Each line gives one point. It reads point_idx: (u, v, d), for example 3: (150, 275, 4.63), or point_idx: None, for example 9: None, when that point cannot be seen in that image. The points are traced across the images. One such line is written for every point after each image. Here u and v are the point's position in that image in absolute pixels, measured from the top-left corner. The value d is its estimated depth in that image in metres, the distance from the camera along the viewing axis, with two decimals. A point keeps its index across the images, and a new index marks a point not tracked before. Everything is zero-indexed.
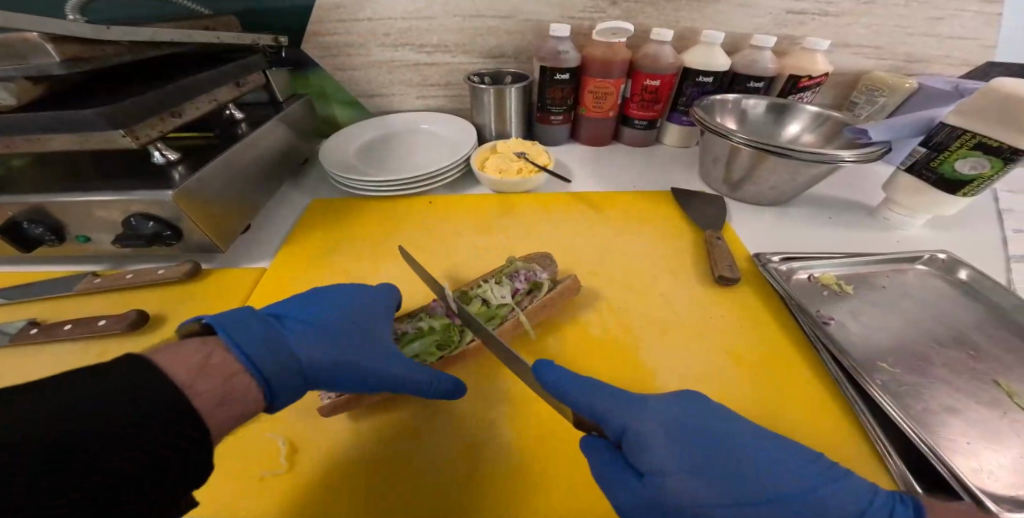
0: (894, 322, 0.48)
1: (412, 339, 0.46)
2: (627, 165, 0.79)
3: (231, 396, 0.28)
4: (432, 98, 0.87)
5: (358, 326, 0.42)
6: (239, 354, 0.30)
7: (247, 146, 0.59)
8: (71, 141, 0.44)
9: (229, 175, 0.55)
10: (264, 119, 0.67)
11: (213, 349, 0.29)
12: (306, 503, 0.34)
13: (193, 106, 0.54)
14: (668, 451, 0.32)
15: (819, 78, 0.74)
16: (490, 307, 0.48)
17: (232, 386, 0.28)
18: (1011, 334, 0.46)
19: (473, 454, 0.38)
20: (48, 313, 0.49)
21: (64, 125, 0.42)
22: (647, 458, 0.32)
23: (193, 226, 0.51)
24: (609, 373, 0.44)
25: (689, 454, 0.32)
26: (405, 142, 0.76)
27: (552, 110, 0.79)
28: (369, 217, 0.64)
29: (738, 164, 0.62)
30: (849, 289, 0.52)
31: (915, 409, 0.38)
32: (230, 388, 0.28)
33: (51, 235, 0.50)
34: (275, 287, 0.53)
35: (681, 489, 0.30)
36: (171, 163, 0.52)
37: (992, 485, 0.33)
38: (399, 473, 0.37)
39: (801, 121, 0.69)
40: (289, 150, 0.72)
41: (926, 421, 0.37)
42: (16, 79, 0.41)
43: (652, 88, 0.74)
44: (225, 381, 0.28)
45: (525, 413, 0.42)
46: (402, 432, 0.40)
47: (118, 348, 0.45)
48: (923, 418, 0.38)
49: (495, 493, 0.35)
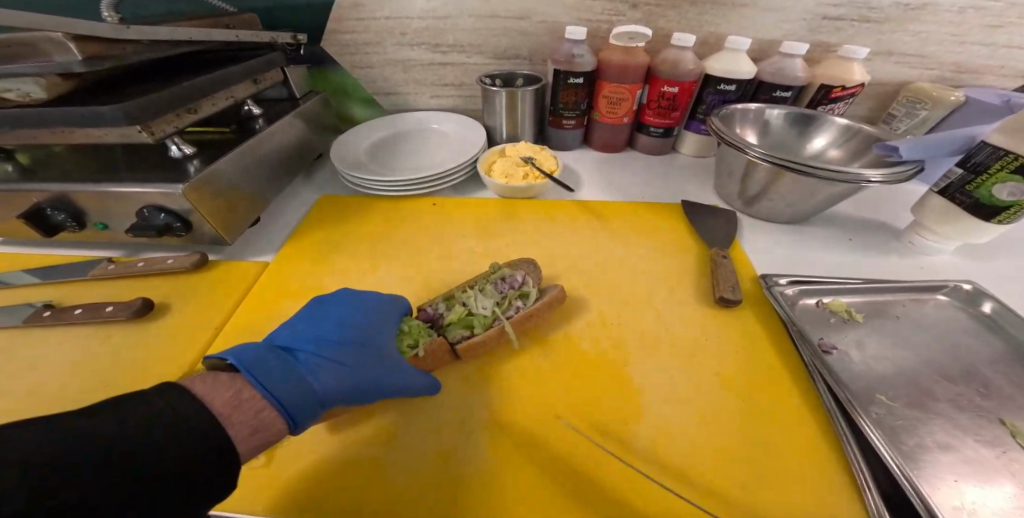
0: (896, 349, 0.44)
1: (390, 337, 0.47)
2: (638, 174, 0.76)
3: (261, 427, 0.30)
4: (446, 97, 0.87)
5: (374, 331, 0.43)
6: (263, 389, 0.32)
7: (259, 144, 0.61)
8: (93, 135, 0.47)
9: (241, 170, 0.57)
10: (281, 114, 0.68)
11: (242, 385, 0.32)
12: (278, 503, 0.34)
13: (210, 103, 0.56)
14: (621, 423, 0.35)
15: (853, 88, 0.69)
16: (472, 315, 0.46)
17: (261, 418, 0.30)
18: None
19: (447, 460, 0.38)
20: (64, 295, 0.52)
21: (85, 120, 0.44)
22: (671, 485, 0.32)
23: (203, 219, 0.53)
24: (594, 389, 0.42)
25: None
26: (415, 142, 0.76)
27: (564, 114, 0.77)
28: (371, 215, 0.65)
29: (755, 179, 0.59)
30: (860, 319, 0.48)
31: (907, 445, 0.35)
32: (261, 420, 0.30)
33: (72, 221, 0.54)
34: (274, 281, 0.54)
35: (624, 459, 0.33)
36: (186, 156, 0.54)
37: None
38: (372, 477, 0.36)
39: (827, 134, 0.65)
40: (304, 146, 0.74)
41: (915, 459, 0.34)
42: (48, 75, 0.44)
43: (669, 94, 0.71)
44: (256, 414, 0.30)
45: (504, 423, 0.40)
46: (380, 435, 0.40)
47: (121, 333, 0.48)
48: (914, 455, 0.34)
49: (466, 504, 0.34)
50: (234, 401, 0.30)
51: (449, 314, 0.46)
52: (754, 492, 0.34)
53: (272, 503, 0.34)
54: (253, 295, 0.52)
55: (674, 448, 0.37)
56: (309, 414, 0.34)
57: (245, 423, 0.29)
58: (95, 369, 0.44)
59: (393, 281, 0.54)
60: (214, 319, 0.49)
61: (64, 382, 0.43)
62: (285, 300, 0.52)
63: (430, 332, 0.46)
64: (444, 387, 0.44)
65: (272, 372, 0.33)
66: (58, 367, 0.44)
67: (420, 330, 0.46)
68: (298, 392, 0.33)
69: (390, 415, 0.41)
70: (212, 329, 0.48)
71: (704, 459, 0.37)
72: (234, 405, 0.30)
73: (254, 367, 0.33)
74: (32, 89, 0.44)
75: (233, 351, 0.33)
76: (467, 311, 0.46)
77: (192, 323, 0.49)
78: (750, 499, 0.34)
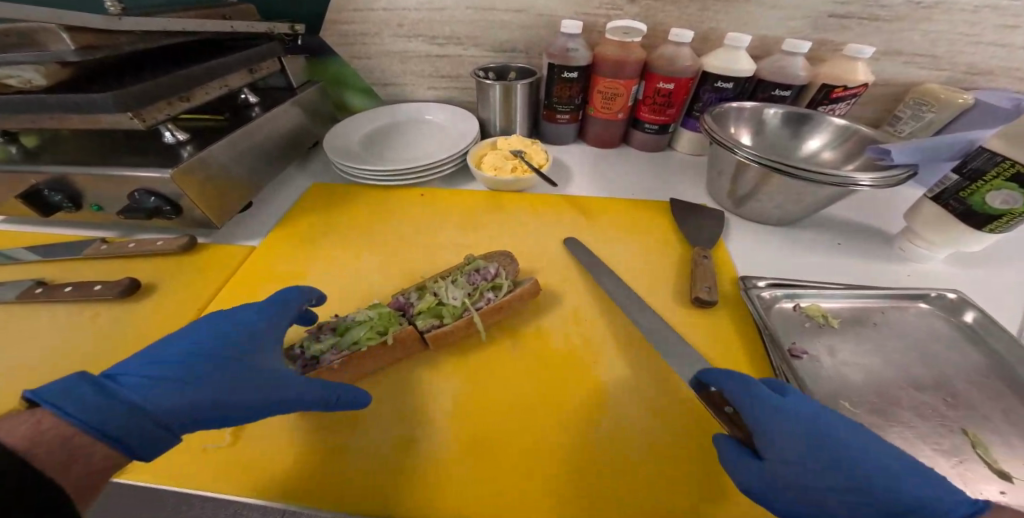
0: (869, 357, 0.43)
1: (349, 327, 0.44)
2: (630, 170, 0.75)
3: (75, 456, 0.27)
4: (442, 89, 0.87)
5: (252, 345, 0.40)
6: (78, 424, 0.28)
7: (252, 132, 0.62)
8: (87, 121, 0.48)
9: (232, 157, 0.58)
10: (276, 103, 0.69)
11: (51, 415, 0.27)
12: (240, 485, 0.35)
13: (204, 91, 0.57)
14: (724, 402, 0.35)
15: (856, 89, 0.67)
16: (442, 305, 0.47)
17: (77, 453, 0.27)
18: (1001, 386, 0.41)
19: (407, 448, 0.38)
20: (57, 273, 0.54)
21: (79, 107, 0.45)
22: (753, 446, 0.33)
23: (192, 204, 0.54)
24: (560, 385, 0.42)
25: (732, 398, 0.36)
26: (408, 132, 0.77)
27: (558, 108, 0.77)
28: (359, 204, 0.66)
29: (744, 180, 0.58)
30: (836, 324, 0.47)
31: None
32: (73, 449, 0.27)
33: (68, 202, 0.56)
34: (258, 265, 0.55)
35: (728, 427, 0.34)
36: (180, 142, 0.56)
37: None
38: (333, 462, 0.37)
39: (824, 135, 0.63)
40: (299, 134, 0.75)
41: None
42: (47, 64, 0.45)
43: (665, 91, 0.70)
44: (67, 448, 0.27)
45: (468, 413, 0.40)
46: (347, 420, 0.40)
47: (107, 312, 0.49)
48: None
49: (420, 493, 0.35)
50: (33, 435, 0.26)
51: (419, 303, 0.47)
52: (706, 491, 0.35)
53: (234, 481, 0.35)
54: (237, 278, 0.53)
55: (632, 445, 0.38)
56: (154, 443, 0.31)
57: (54, 458, 0.26)
58: (80, 346, 0.45)
59: (372, 270, 0.54)
60: (197, 300, 0.50)
61: (49, 357, 0.45)
62: (266, 284, 0.53)
63: (399, 320, 0.46)
64: (415, 376, 0.44)
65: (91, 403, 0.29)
66: (47, 342, 0.46)
67: (388, 317, 0.45)
68: (122, 418, 0.29)
69: (357, 402, 0.42)
70: (194, 311, 0.49)
71: (661, 457, 0.37)
72: (34, 439, 0.25)
73: (56, 397, 0.28)
74: (32, 76, 0.46)
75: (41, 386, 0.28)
76: (437, 301, 0.47)
77: (176, 304, 0.50)
78: (702, 499, 0.34)
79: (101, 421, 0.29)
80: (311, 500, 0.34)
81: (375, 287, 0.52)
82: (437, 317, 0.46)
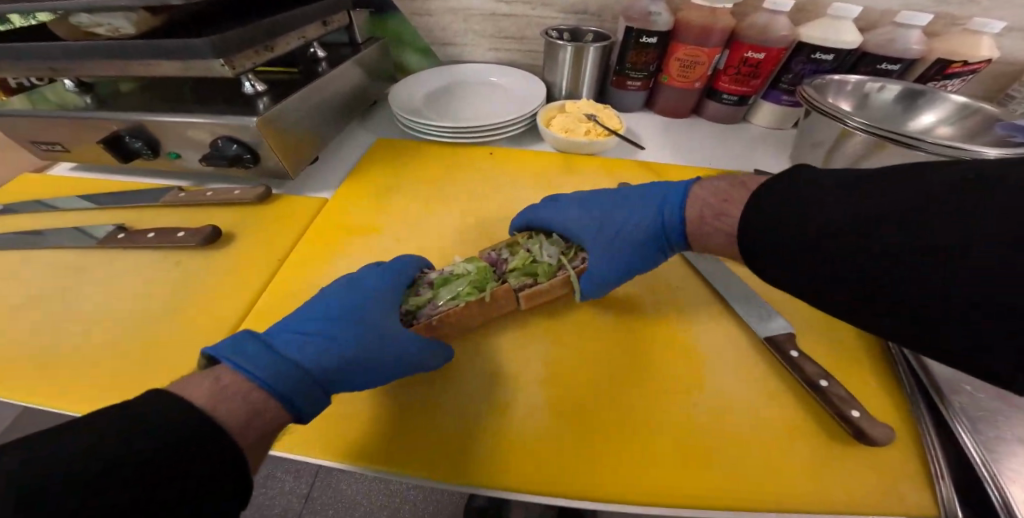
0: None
1: (447, 280, 0.42)
2: (703, 140, 0.71)
3: (258, 410, 0.27)
4: (504, 51, 0.83)
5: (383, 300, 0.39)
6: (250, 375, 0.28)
7: (322, 86, 0.60)
8: (176, 68, 0.48)
9: (306, 109, 0.57)
10: (343, 59, 0.68)
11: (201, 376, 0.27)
12: (343, 437, 0.35)
13: (284, 41, 0.56)
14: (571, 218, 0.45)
15: (975, 66, 0.61)
16: (536, 262, 0.44)
17: (252, 400, 0.27)
18: None
19: (504, 411, 0.37)
20: (138, 220, 0.55)
21: (173, 53, 0.45)
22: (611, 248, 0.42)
23: (271, 152, 0.53)
24: (655, 356, 0.40)
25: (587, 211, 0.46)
26: (473, 94, 0.74)
27: (630, 74, 0.72)
28: (426, 161, 0.64)
29: (844, 152, 0.54)
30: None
31: (985, 435, 0.32)
32: (252, 404, 0.27)
33: (147, 148, 0.56)
34: (334, 217, 0.55)
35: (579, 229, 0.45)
36: (258, 94, 0.54)
37: None
38: (430, 418, 0.37)
39: (938, 112, 0.58)
40: (361, 92, 0.73)
41: (994, 450, 0.31)
42: (139, 10, 0.45)
43: (752, 61, 0.65)
44: (246, 397, 0.26)
45: (561, 378, 0.39)
46: (437, 380, 0.40)
47: (192, 259, 0.50)
48: (992, 446, 0.31)
49: (524, 455, 0.34)
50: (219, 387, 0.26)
51: (512, 260, 0.44)
52: (828, 471, 0.32)
53: (341, 440, 0.35)
54: (315, 228, 0.53)
55: (740, 421, 0.35)
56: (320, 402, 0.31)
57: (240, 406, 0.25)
58: (171, 290, 0.46)
59: (447, 227, 0.53)
60: (279, 251, 0.50)
61: (144, 299, 0.46)
62: (343, 235, 0.53)
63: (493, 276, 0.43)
64: (501, 338, 0.43)
65: (259, 358, 0.29)
66: (139, 284, 0.47)
67: (485, 273, 0.42)
68: (289, 375, 0.30)
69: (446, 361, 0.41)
70: (277, 261, 0.50)
71: (777, 433, 0.35)
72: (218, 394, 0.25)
73: (233, 351, 0.29)
74: (125, 24, 0.46)
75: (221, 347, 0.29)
76: (531, 257, 0.44)
77: (257, 253, 0.50)
78: (827, 481, 0.31)
79: (274, 377, 0.29)
80: (413, 462, 0.34)
81: (452, 243, 0.51)
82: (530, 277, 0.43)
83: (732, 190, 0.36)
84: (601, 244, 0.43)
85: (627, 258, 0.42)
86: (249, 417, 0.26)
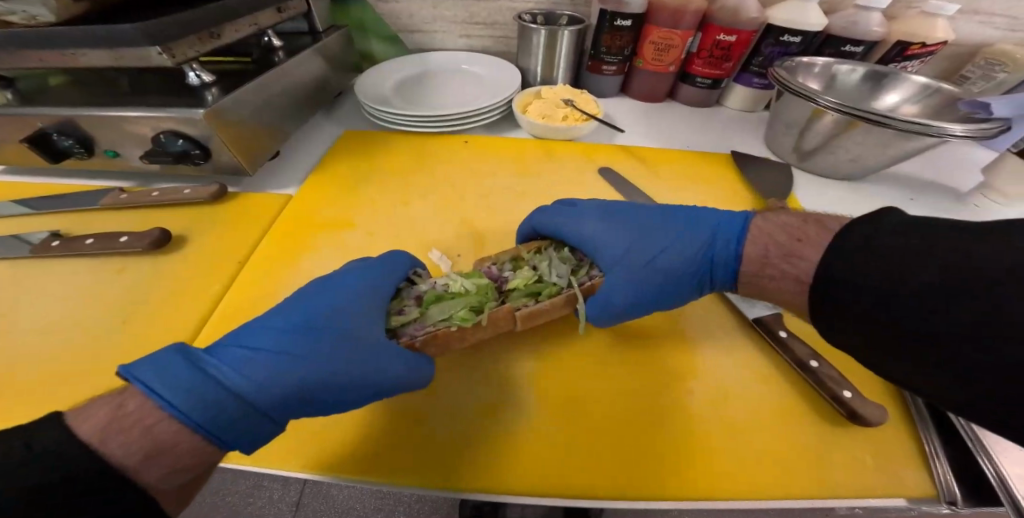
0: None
1: (439, 298, 0.37)
2: (681, 123, 0.71)
3: (158, 450, 0.23)
4: (476, 37, 0.80)
5: (361, 307, 0.34)
6: (166, 407, 0.24)
7: (278, 76, 0.55)
8: (106, 57, 0.42)
9: (261, 100, 0.52)
10: (301, 47, 0.63)
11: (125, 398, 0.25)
12: (320, 452, 0.32)
13: (233, 28, 0.50)
14: (603, 232, 0.41)
15: (932, 47, 0.63)
16: (541, 280, 0.40)
17: (155, 439, 0.23)
18: None
19: (494, 413, 0.35)
20: (73, 226, 0.49)
21: (99, 39, 0.39)
22: (659, 265, 0.39)
23: (223, 146, 0.48)
24: (651, 347, 0.39)
25: (615, 224, 0.42)
26: (444, 81, 0.71)
27: (605, 59, 0.71)
28: (398, 151, 0.61)
29: (816, 131, 0.54)
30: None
31: (968, 408, 0.32)
32: (154, 441, 0.23)
33: (79, 147, 0.50)
34: (298, 213, 0.50)
35: (613, 246, 0.40)
36: (205, 85, 0.48)
37: None
38: (417, 424, 0.34)
39: (901, 91, 0.59)
40: (323, 81, 0.68)
41: (980, 422, 0.31)
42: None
43: (725, 43, 0.64)
44: (142, 435, 0.23)
45: (556, 374, 0.37)
46: (421, 385, 0.37)
47: (137, 266, 0.45)
48: (976, 417, 0.32)
49: (521, 458, 0.32)
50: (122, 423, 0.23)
51: (514, 276, 0.40)
52: (824, 454, 0.32)
53: (314, 458, 0.32)
54: (279, 225, 0.49)
55: (735, 408, 0.35)
56: (252, 432, 0.27)
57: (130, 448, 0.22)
58: (112, 303, 0.41)
59: (423, 219, 0.50)
60: (238, 252, 0.46)
61: (80, 313, 0.40)
62: (310, 231, 0.49)
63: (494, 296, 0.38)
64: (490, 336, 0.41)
65: (186, 384, 0.25)
66: (75, 297, 0.42)
67: (486, 291, 0.38)
68: (215, 406, 0.25)
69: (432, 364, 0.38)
70: (237, 262, 0.45)
71: (775, 417, 0.34)
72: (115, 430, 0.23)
73: (154, 370, 0.25)
74: (42, 13, 0.37)
75: (141, 365, 0.26)
76: (536, 275, 0.40)
77: (213, 255, 0.46)
78: (829, 465, 0.31)
79: (192, 409, 0.25)
80: (397, 471, 0.31)
81: (430, 236, 0.48)
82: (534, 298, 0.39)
83: (807, 227, 0.32)
84: (635, 266, 0.39)
85: (665, 285, 0.39)
86: (150, 454, 0.23)
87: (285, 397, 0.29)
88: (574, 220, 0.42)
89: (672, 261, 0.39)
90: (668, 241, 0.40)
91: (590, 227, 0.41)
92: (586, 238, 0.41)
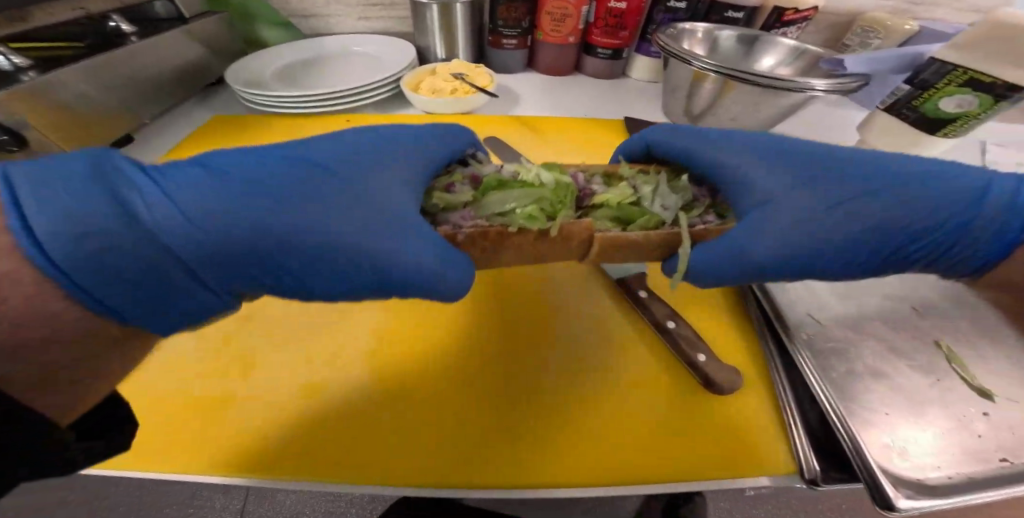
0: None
1: (505, 185, 0.32)
2: (585, 97, 0.70)
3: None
4: (375, 18, 0.76)
5: (365, 164, 0.27)
6: (29, 221, 0.16)
7: (125, 58, 0.49)
8: None
9: (98, 84, 0.46)
10: (162, 29, 0.57)
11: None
12: None
13: (46, 10, 0.45)
14: (777, 171, 0.31)
15: (809, 11, 0.65)
16: (627, 200, 0.34)
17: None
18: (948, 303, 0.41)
19: (315, 393, 0.34)
20: None
21: None
22: (794, 215, 0.29)
23: (44, 135, 0.42)
24: (493, 320, 0.40)
25: (772, 161, 0.32)
26: (335, 61, 0.67)
27: (504, 32, 0.69)
28: (271, 135, 0.57)
29: (699, 94, 0.55)
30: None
31: (834, 374, 0.33)
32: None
33: None
34: None
35: (772, 193, 0.30)
36: (19, 68, 0.43)
37: (900, 466, 0.28)
38: (224, 406, 0.33)
39: (777, 54, 0.61)
40: (197, 67, 0.62)
41: (848, 393, 0.32)
42: None
43: (617, 11, 0.64)
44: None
45: (389, 348, 0.37)
46: (241, 365, 0.35)
47: None
48: (843, 386, 0.32)
49: (325, 435, 0.31)
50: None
51: (607, 192, 0.34)
52: (645, 417, 0.33)
53: None
54: None
55: (569, 376, 0.35)
56: (146, 276, 0.18)
57: None
58: None
59: None
60: None
61: None
62: None
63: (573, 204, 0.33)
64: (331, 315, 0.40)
65: (65, 202, 0.17)
66: None
67: (565, 192, 0.32)
68: (103, 247, 0.17)
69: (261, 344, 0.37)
70: None
71: (596, 378, 0.35)
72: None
73: (55, 181, 0.17)
74: None
75: (51, 167, 0.18)
76: (634, 195, 0.34)
77: None
78: (629, 416, 0.33)
79: (52, 222, 0.16)
80: (174, 448, 0.30)
81: None
82: (617, 223, 0.33)
83: None
84: (762, 212, 0.30)
85: (811, 233, 0.28)
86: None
87: (239, 255, 0.21)
88: (733, 152, 0.32)
89: (861, 209, 0.28)
90: (868, 188, 0.29)
91: (762, 172, 0.31)
92: (747, 179, 0.31)
